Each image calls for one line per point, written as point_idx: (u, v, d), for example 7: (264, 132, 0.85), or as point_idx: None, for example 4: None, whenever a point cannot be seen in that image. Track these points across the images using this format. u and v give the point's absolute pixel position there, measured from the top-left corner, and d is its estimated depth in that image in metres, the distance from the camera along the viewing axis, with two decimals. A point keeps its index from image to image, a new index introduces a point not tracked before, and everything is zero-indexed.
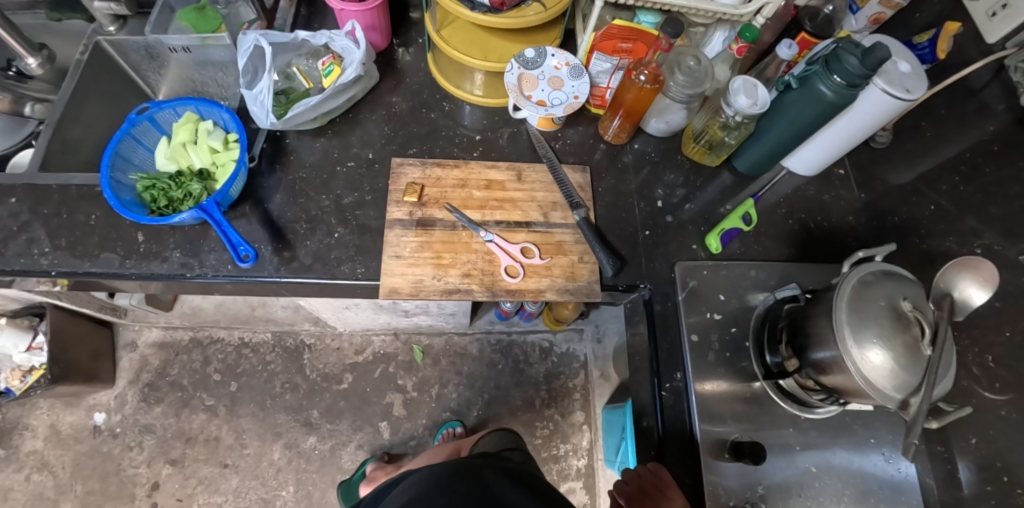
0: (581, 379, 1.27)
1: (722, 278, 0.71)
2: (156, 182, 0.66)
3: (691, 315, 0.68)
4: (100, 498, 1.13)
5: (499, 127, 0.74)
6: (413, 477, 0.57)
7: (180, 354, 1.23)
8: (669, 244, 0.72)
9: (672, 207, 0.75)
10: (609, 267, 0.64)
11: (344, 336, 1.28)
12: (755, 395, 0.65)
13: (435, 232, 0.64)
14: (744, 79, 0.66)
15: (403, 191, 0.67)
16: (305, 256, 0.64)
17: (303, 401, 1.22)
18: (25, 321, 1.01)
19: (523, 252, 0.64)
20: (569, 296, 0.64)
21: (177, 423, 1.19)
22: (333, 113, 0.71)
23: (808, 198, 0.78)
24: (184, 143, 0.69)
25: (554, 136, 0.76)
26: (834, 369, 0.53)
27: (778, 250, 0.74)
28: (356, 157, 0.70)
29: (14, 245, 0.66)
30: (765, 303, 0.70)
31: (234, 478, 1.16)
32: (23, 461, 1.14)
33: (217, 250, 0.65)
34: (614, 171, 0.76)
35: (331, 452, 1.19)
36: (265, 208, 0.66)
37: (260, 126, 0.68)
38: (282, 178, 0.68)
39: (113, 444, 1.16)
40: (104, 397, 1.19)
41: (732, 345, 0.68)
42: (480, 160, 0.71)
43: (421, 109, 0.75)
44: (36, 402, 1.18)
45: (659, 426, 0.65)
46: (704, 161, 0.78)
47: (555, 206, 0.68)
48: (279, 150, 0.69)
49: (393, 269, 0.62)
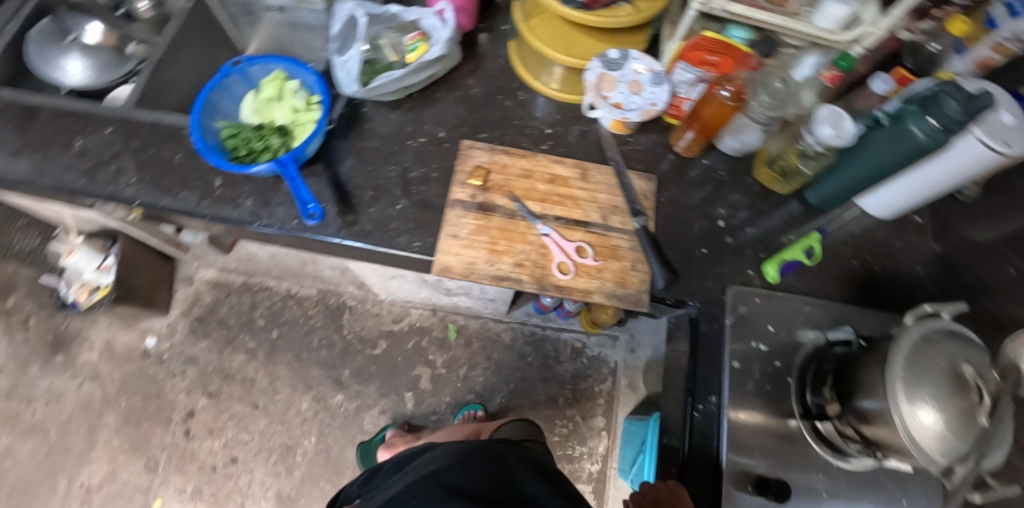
0: (608, 385, 1.26)
1: (773, 311, 0.69)
2: (239, 131, 0.69)
3: (736, 341, 0.67)
4: (141, 416, 1.21)
5: (570, 124, 0.74)
6: (437, 449, 0.56)
7: (231, 295, 1.30)
8: (724, 266, 0.71)
9: (732, 228, 0.73)
10: (661, 278, 0.64)
11: (384, 303, 1.31)
12: (788, 433, 0.64)
13: (494, 218, 0.65)
14: (831, 109, 0.64)
15: (469, 173, 0.68)
16: (366, 221, 0.66)
17: (337, 358, 1.27)
18: (100, 243, 1.07)
19: (577, 251, 0.64)
20: (616, 302, 0.64)
21: (219, 360, 1.26)
22: (412, 88, 0.72)
23: (878, 241, 0.75)
24: (270, 99, 0.73)
25: (624, 140, 0.75)
26: (880, 421, 0.51)
27: (837, 289, 0.72)
28: (427, 134, 0.71)
29: (106, 171, 0.72)
30: (815, 342, 0.68)
31: (262, 420, 1.22)
32: (79, 369, 1.24)
33: (286, 204, 0.69)
34: (678, 184, 0.75)
35: (356, 411, 1.23)
36: (335, 171, 0.69)
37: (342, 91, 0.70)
38: (355, 144, 0.70)
39: (159, 368, 1.25)
40: (158, 323, 1.28)
41: (773, 378, 0.66)
42: (547, 154, 0.71)
43: (496, 95, 0.75)
44: (98, 319, 1.27)
45: (686, 446, 0.65)
46: (774, 188, 0.76)
47: (616, 210, 0.68)
48: (355, 117, 0.72)
49: (449, 247, 0.63)
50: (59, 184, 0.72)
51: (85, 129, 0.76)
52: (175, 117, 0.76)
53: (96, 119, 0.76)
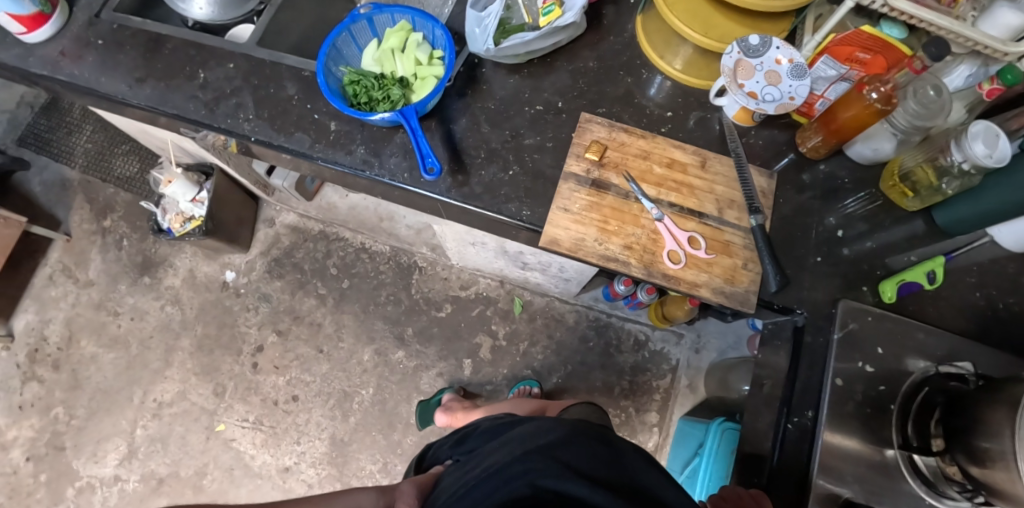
0: (667, 382, 1.24)
1: (889, 333, 0.65)
2: (362, 79, 0.70)
3: (842, 358, 0.63)
4: (214, 344, 1.28)
5: (690, 109, 0.71)
6: (533, 422, 0.54)
7: (307, 241, 1.34)
8: (836, 278, 0.67)
9: (849, 239, 0.69)
10: (774, 280, 0.62)
11: (455, 268, 1.33)
12: (883, 463, 0.60)
13: (607, 196, 0.63)
14: (987, 125, 0.58)
15: (585, 147, 0.66)
16: (476, 184, 0.66)
17: (402, 315, 1.30)
18: (195, 176, 1.14)
19: (689, 241, 0.62)
20: (723, 299, 0.61)
21: (291, 301, 1.31)
22: (536, 53, 0.71)
23: (1011, 274, 0.69)
24: (393, 50, 0.73)
25: (745, 133, 0.72)
26: (998, 463, 0.47)
27: (957, 319, 0.67)
28: (544, 102, 0.70)
29: (226, 105, 0.75)
30: (924, 373, 0.63)
31: (325, 364, 1.27)
32: (163, 292, 1.32)
33: (398, 156, 0.69)
34: (796, 185, 0.71)
35: (414, 370, 1.27)
36: (449, 129, 0.68)
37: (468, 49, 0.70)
38: (470, 104, 0.70)
39: (235, 301, 1.31)
40: (237, 259, 1.33)
41: (875, 403, 0.62)
42: (666, 137, 0.68)
43: (617, 72, 0.73)
44: (183, 247, 1.34)
45: (775, 456, 0.63)
46: (903, 204, 0.70)
47: (732, 204, 0.65)
48: (473, 77, 0.71)
49: (559, 220, 0.62)
50: (182, 112, 0.75)
51: (210, 61, 0.78)
52: (294, 59, 0.77)
53: (221, 53, 0.78)
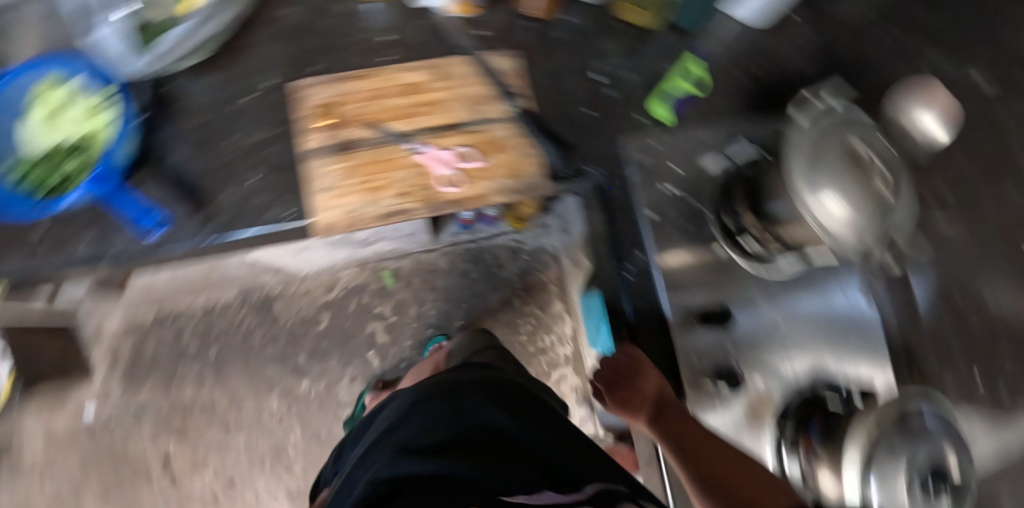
0: (555, 271, 1.29)
1: (679, 152, 0.68)
2: (31, 163, 0.55)
3: (645, 195, 0.66)
4: (117, 481, 1.17)
5: (408, 23, 0.64)
6: (394, 403, 0.60)
7: (151, 333, 1.20)
8: (616, 122, 0.68)
9: (616, 81, 0.68)
10: (551, 158, 0.67)
11: (310, 277, 1.24)
12: (718, 262, 0.66)
13: (359, 155, 0.62)
14: None
15: (311, 116, 0.61)
16: (227, 210, 0.59)
17: (287, 349, 1.23)
18: None
19: (459, 157, 0.65)
20: (515, 193, 0.68)
21: (170, 397, 1.20)
22: (214, 40, 0.60)
23: (767, 45, 0.70)
24: (46, 117, 0.56)
25: (476, 21, 0.65)
26: (790, 220, 0.54)
27: (731, 108, 0.69)
28: (251, 90, 0.61)
29: None
30: (721, 167, 0.67)
31: (240, 435, 1.21)
32: (29, 466, 1.16)
33: (117, 224, 0.57)
34: (548, 51, 0.67)
35: (327, 390, 1.24)
36: (165, 167, 0.59)
37: (132, 71, 0.58)
38: (176, 128, 0.59)
39: (114, 430, 1.18)
40: (89, 389, 1.18)
41: (687, 215, 0.67)
42: (392, 62, 0.63)
43: (316, 11, 0.63)
44: (17, 412, 1.15)
45: (630, 303, 0.71)
46: (646, 26, 0.69)
47: (485, 100, 0.65)
48: (161, 100, 0.60)
49: (326, 203, 0.61)
50: None
51: None
52: None
53: None
